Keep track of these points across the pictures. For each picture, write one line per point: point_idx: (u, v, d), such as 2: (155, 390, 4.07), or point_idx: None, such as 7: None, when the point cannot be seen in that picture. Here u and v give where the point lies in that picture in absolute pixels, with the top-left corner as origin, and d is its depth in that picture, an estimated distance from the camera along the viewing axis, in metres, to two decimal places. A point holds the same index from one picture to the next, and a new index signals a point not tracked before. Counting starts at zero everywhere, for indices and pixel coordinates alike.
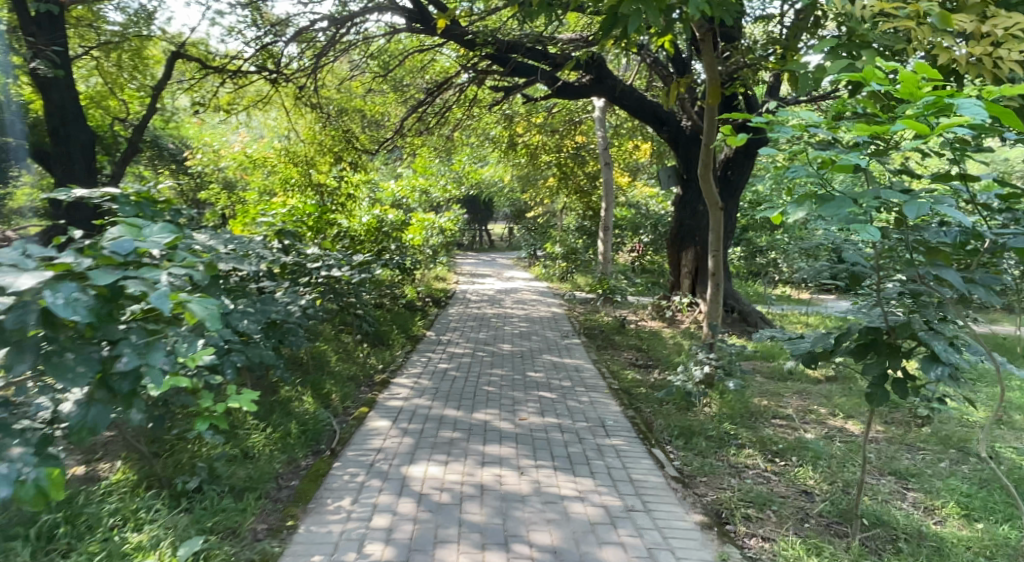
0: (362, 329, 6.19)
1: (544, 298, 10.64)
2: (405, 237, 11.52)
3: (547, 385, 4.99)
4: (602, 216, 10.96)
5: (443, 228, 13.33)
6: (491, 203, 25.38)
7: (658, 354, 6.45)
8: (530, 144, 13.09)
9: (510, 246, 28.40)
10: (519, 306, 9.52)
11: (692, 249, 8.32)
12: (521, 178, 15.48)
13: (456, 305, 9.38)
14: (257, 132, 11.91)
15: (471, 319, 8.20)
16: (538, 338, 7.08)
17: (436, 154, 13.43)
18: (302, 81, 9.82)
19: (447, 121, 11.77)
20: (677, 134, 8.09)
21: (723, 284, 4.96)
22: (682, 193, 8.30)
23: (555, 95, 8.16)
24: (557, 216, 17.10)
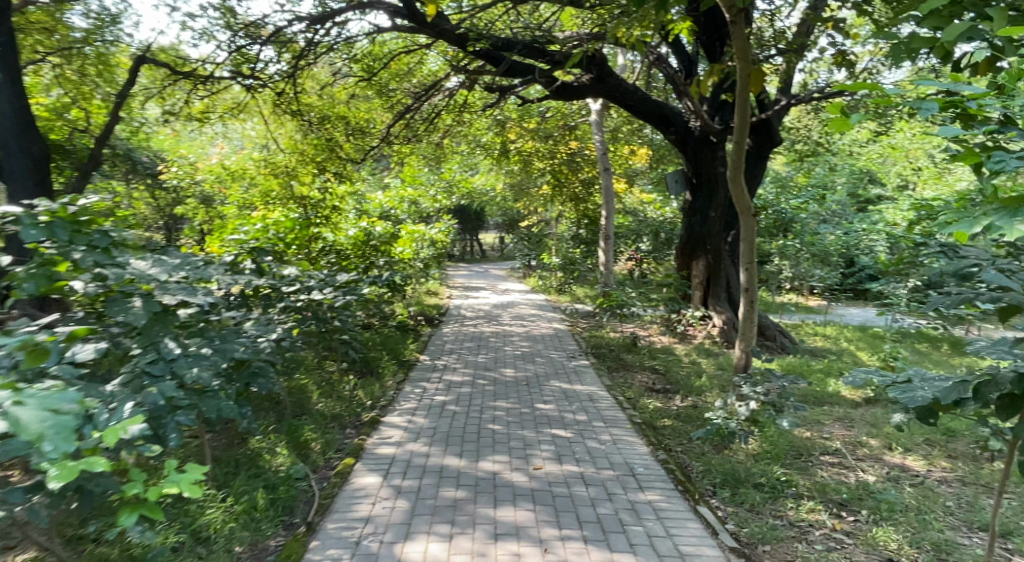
0: (349, 357, 5.56)
1: (544, 313, 10.01)
2: (394, 250, 10.90)
3: (560, 421, 4.37)
4: (602, 224, 10.36)
5: (434, 240, 12.72)
6: (482, 213, 24.79)
7: (676, 376, 5.86)
8: (523, 151, 12.54)
9: (502, 256, 27.82)
10: (518, 323, 8.91)
11: (703, 260, 7.76)
12: (514, 187, 14.88)
13: (451, 323, 8.73)
14: (236, 143, 11.27)
15: (468, 339, 7.54)
16: (542, 359, 6.46)
17: (426, 163, 12.82)
18: (280, 86, 9.20)
19: (436, 128, 11.19)
20: (685, 136, 7.53)
21: (757, 300, 4.37)
22: (691, 199, 7.74)
23: (553, 97, 7.56)
24: (552, 225, 16.54)
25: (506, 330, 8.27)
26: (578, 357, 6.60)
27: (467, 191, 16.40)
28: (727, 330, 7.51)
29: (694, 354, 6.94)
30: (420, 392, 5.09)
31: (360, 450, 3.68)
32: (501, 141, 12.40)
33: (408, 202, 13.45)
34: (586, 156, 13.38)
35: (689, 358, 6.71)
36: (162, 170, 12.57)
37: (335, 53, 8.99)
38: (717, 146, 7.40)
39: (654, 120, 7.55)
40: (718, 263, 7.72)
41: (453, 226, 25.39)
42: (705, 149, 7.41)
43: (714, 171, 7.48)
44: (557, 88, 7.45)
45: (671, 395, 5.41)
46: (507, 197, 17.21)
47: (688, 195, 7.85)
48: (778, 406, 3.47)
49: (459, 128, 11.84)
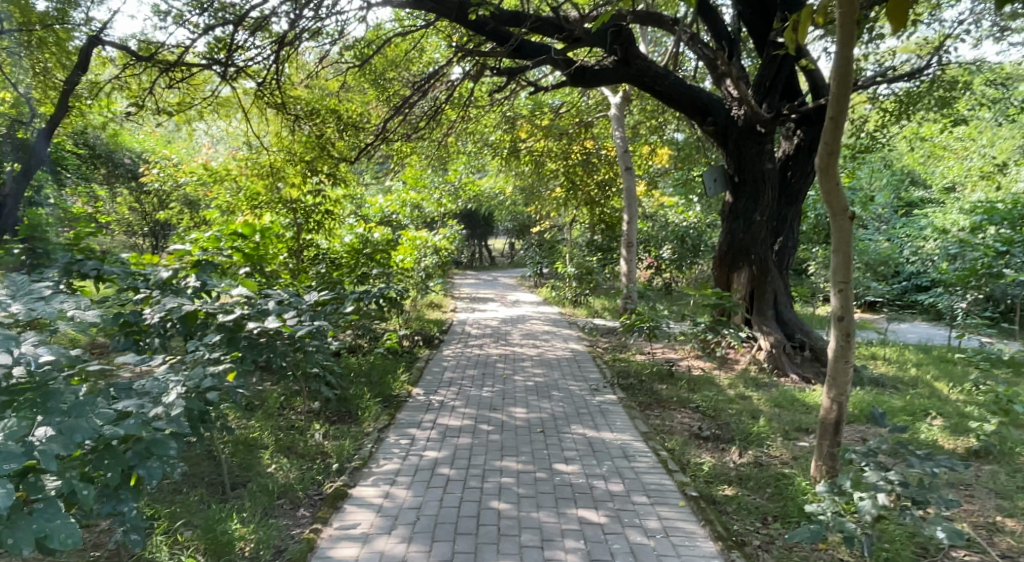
0: (322, 396, 4.50)
1: (557, 329, 8.90)
2: (394, 259, 9.91)
3: (589, 495, 3.26)
4: (623, 230, 9.23)
5: (437, 247, 11.78)
6: (491, 217, 23.82)
7: (726, 419, 4.76)
8: (533, 151, 11.61)
9: (513, 263, 26.85)
10: (529, 342, 7.81)
11: (746, 271, 6.62)
12: (524, 189, 13.85)
13: (453, 343, 7.64)
14: (220, 142, 10.28)
15: (470, 365, 6.43)
16: (560, 393, 5.36)
17: (429, 163, 11.77)
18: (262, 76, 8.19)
19: (439, 125, 10.17)
20: (726, 126, 6.41)
21: (853, 332, 3.28)
22: (732, 200, 6.61)
23: (570, 82, 6.48)
24: (565, 231, 15.48)
25: (515, 351, 7.18)
26: (602, 390, 5.50)
27: (473, 195, 15.39)
28: (777, 355, 6.36)
29: (739, 386, 5.84)
30: (407, 444, 4.01)
31: (309, 551, 2.60)
32: (511, 140, 11.35)
33: (410, 205, 12.86)
34: (603, 157, 12.29)
35: (735, 393, 5.62)
36: (143, 171, 11.64)
37: (325, 38, 7.96)
38: (765, 137, 6.30)
39: (689, 108, 6.46)
40: (764, 275, 6.61)
41: (460, 231, 24.44)
42: (750, 141, 6.30)
43: (760, 168, 6.37)
44: (574, 71, 6.35)
45: (722, 446, 4.30)
46: (517, 200, 16.15)
47: (727, 196, 6.73)
48: (920, 502, 2.36)
49: (465, 126, 10.82)
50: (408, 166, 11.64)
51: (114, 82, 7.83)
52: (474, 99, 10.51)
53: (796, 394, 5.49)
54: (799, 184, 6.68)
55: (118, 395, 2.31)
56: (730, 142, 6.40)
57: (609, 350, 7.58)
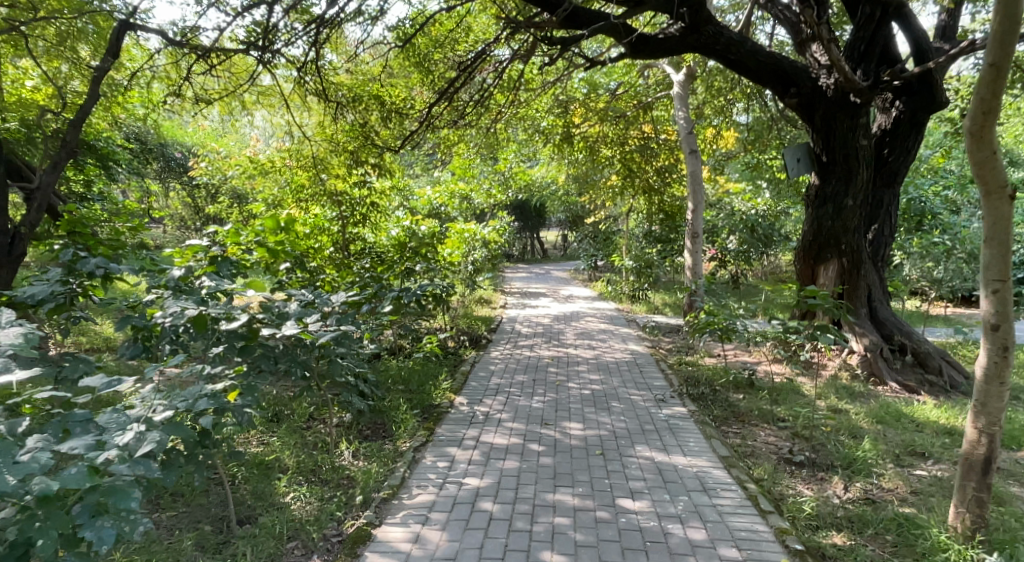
0: (353, 409, 4.02)
1: (614, 327, 8.23)
2: (441, 253, 9.48)
3: (664, 545, 2.64)
4: (686, 220, 8.45)
5: (486, 240, 11.28)
6: (543, 209, 23.21)
7: (820, 441, 4.03)
8: (588, 136, 11.00)
9: (566, 256, 26.19)
10: (585, 342, 7.19)
11: (834, 264, 5.79)
12: (578, 178, 13.17)
13: (502, 344, 7.09)
14: (264, 133, 10.02)
15: (520, 368, 5.86)
16: (621, 404, 4.72)
17: (478, 152, 11.25)
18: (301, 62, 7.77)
19: (488, 110, 9.66)
20: (813, 97, 5.59)
21: (1011, 344, 2.56)
22: (818, 183, 5.80)
23: (629, 54, 5.74)
24: (621, 221, 14.73)
25: (569, 353, 6.56)
26: (669, 400, 4.84)
27: (525, 185, 14.82)
28: (873, 361, 5.53)
29: (828, 397, 5.08)
30: (446, 468, 3.46)
31: None
32: (564, 125, 10.69)
33: (458, 197, 12.39)
34: (662, 142, 11.44)
35: (825, 405, 4.87)
36: (193, 166, 11.57)
37: (366, 19, 7.52)
38: (860, 109, 5.46)
39: (768, 79, 5.68)
40: (855, 268, 5.79)
41: (512, 224, 23.93)
42: (842, 113, 5.47)
43: (853, 144, 5.55)
44: (635, 40, 5.61)
45: (819, 475, 3.60)
46: (570, 190, 15.48)
47: (812, 178, 5.93)
48: None
49: (515, 112, 10.23)
50: (455, 155, 11.11)
51: (153, 72, 7.60)
52: (525, 83, 9.91)
53: (900, 407, 4.69)
54: (897, 163, 5.80)
55: (73, 428, 1.86)
56: (817, 115, 5.58)
57: (674, 352, 6.86)
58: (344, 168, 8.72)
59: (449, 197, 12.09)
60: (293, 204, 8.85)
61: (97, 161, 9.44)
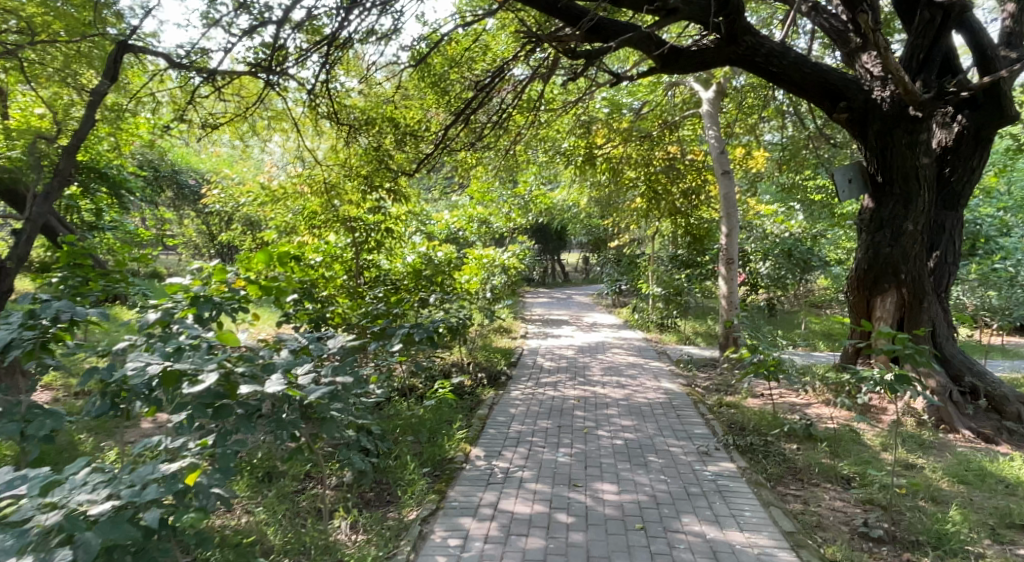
0: (353, 469, 3.51)
1: (643, 360, 7.67)
2: (459, 280, 9.03)
3: None
4: (720, 244, 7.90)
5: (506, 266, 10.81)
6: (563, 232, 22.76)
7: (898, 508, 3.43)
8: (611, 158, 10.55)
9: (588, 280, 25.64)
10: (613, 378, 6.64)
11: (893, 295, 5.21)
12: (600, 200, 12.69)
13: (523, 381, 6.57)
14: (277, 158, 9.75)
15: (544, 411, 5.33)
16: (659, 460, 4.16)
17: (497, 175, 10.84)
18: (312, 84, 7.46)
19: (508, 131, 9.28)
20: (866, 112, 5.07)
21: None
22: (872, 207, 5.25)
23: (660, 69, 5.27)
24: (645, 244, 14.20)
25: (597, 393, 6.02)
26: (713, 454, 4.28)
27: (545, 208, 14.40)
28: (944, 412, 4.88)
29: (894, 448, 4.48)
30: (458, 548, 2.94)
31: None
32: (586, 146, 10.28)
33: (477, 221, 11.98)
34: (689, 162, 10.92)
35: (892, 459, 4.27)
36: (206, 193, 11.32)
37: (379, 38, 7.17)
38: (920, 124, 4.91)
39: (815, 92, 5.16)
40: (917, 300, 5.21)
41: (532, 247, 23.51)
42: (900, 129, 4.92)
43: (913, 163, 4.98)
44: (666, 53, 5.17)
45: (905, 556, 3.00)
46: (592, 213, 14.99)
47: (866, 199, 5.39)
48: None
49: (534, 133, 9.82)
50: (473, 177, 10.70)
51: (159, 96, 7.32)
52: (545, 103, 9.51)
53: (982, 462, 4.08)
54: (962, 184, 5.21)
55: None
56: (871, 132, 5.05)
57: (712, 391, 6.29)
58: (358, 194, 8.35)
59: (467, 221, 11.71)
60: (305, 230, 8.54)
61: (108, 189, 9.21)
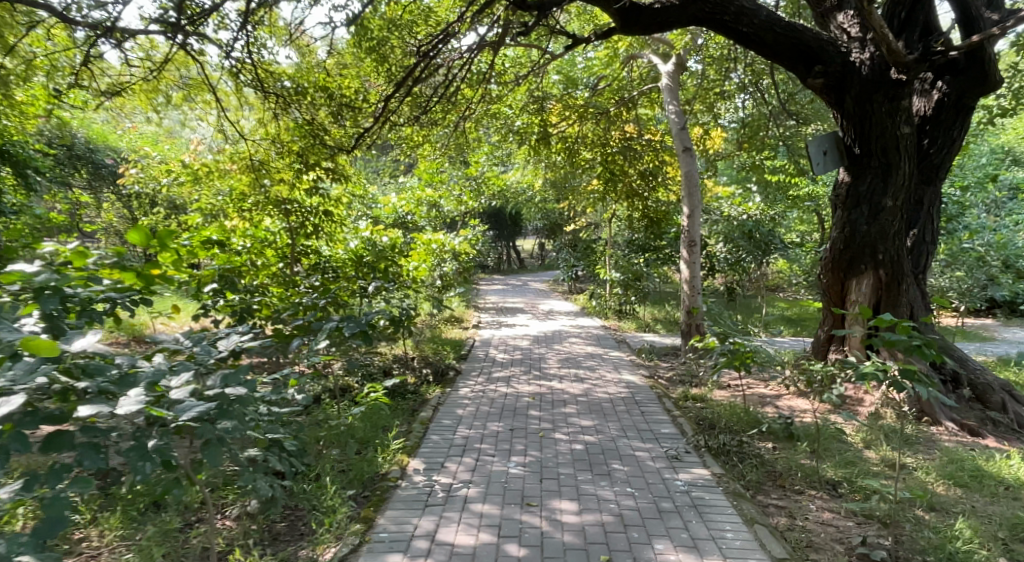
0: (258, 498, 2.87)
1: (602, 350, 7.18)
2: (406, 267, 8.37)
3: None
4: (681, 226, 7.43)
5: (457, 252, 10.16)
6: (518, 216, 22.19)
7: (897, 519, 3.00)
8: (565, 136, 10.08)
9: (545, 266, 25.21)
10: (570, 372, 6.12)
11: (870, 277, 4.85)
12: (555, 182, 12.15)
13: (473, 376, 5.97)
14: (201, 132, 8.86)
15: (495, 411, 4.76)
16: (623, 467, 3.65)
17: (446, 154, 10.18)
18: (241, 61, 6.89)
19: (456, 106, 8.62)
20: (844, 76, 4.62)
21: None
22: (849, 181, 4.84)
23: (619, 29, 4.74)
24: (603, 228, 13.76)
25: (553, 388, 5.48)
26: (683, 458, 3.79)
27: (499, 192, 13.78)
28: (925, 408, 4.54)
29: (878, 445, 4.08)
30: None
31: None
32: (539, 123, 9.72)
33: (426, 204, 11.30)
34: (647, 141, 10.42)
35: (876, 458, 3.88)
36: (124, 173, 10.29)
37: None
38: (901, 89, 4.50)
39: (789, 55, 4.68)
40: (895, 282, 4.83)
41: (486, 233, 22.87)
42: (880, 95, 4.50)
43: (893, 132, 4.58)
44: (626, 9, 4.62)
45: None
46: (548, 196, 14.43)
47: (840, 173, 4.97)
48: None
49: (484, 108, 9.20)
50: (417, 153, 10.01)
51: (52, 58, 6.39)
52: (496, 76, 8.90)
53: (973, 461, 3.72)
54: (941, 156, 4.86)
55: None
56: (849, 99, 4.61)
57: (676, 383, 5.82)
58: (291, 172, 7.60)
59: (415, 205, 11.05)
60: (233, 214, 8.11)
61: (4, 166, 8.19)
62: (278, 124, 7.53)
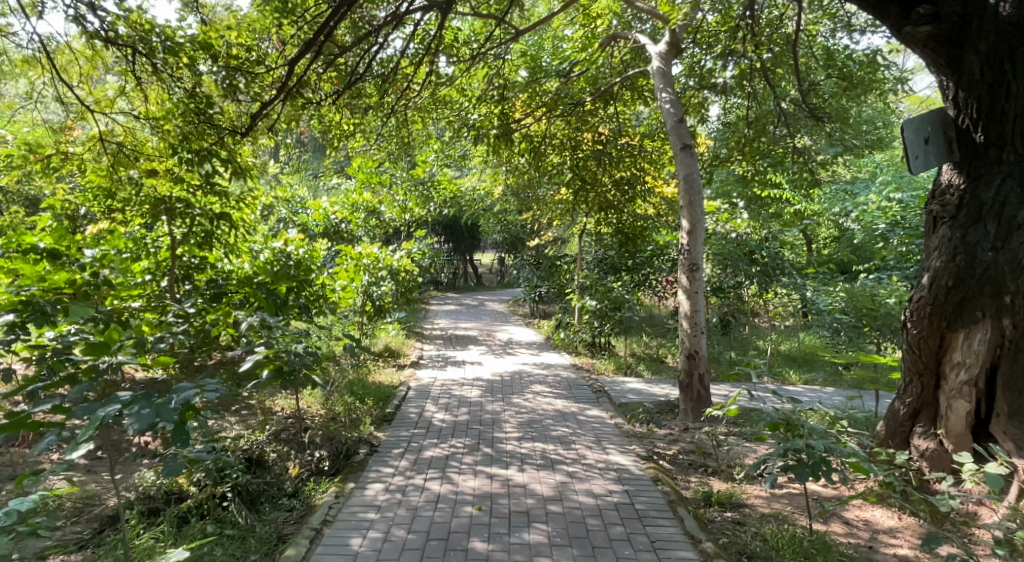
0: None
1: (576, 408, 5.38)
2: (324, 288, 6.53)
3: None
4: (679, 244, 5.69)
5: (395, 269, 8.27)
6: (477, 230, 20.50)
7: None
8: (531, 135, 8.77)
9: (504, 284, 23.56)
10: (534, 447, 4.30)
11: (990, 330, 3.23)
12: (516, 189, 10.42)
13: (393, 456, 4.09)
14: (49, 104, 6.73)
15: (414, 543, 2.89)
16: None
17: (385, 148, 8.33)
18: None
19: (392, 86, 6.78)
20: (965, 21, 3.11)
21: None
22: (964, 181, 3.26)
23: None
24: (570, 245, 12.11)
25: (510, 483, 3.64)
26: None
27: (453, 199, 11.95)
28: None
29: None
30: None
31: None
32: (498, 113, 7.98)
33: (363, 210, 9.47)
34: (625, 143, 8.81)
35: None
36: None
37: None
38: None
39: None
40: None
41: (441, 246, 21.06)
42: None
43: None
44: None
45: None
46: (508, 206, 12.64)
47: (944, 172, 3.39)
48: None
49: (431, 91, 7.40)
50: (349, 144, 8.12)
51: None
52: (446, 51, 7.13)
53: None
54: None
55: None
56: (976, 56, 3.09)
57: (687, 470, 4.05)
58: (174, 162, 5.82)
59: (349, 211, 9.24)
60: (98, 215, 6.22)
61: None
62: (155, 98, 5.70)
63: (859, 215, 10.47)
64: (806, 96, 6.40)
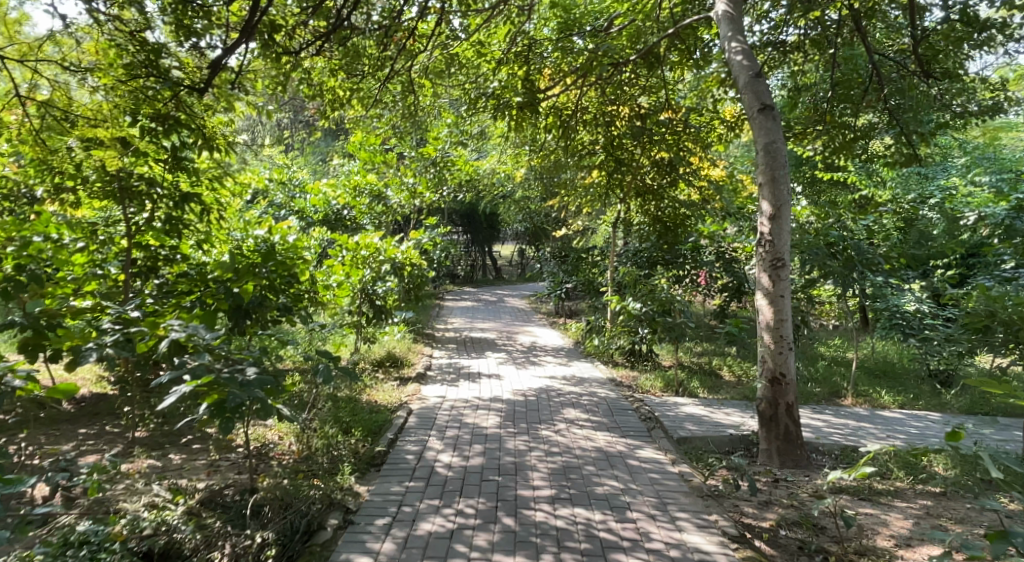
0: None
1: (624, 446, 4.13)
2: (312, 285, 5.34)
3: None
4: (758, 232, 4.38)
5: (401, 263, 7.08)
6: (496, 219, 19.33)
7: None
8: (559, 107, 7.53)
9: (525, 277, 22.36)
10: (574, 516, 3.05)
11: None
12: (541, 171, 9.14)
13: (373, 534, 2.87)
14: None
15: None
16: None
17: (390, 120, 7.12)
18: None
19: (393, 39, 5.56)
20: None
21: None
22: None
23: None
24: (601, 236, 10.83)
25: None
26: None
27: (469, 184, 10.70)
28: None
29: None
30: None
31: None
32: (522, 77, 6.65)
33: (366, 195, 8.29)
34: (666, 119, 7.37)
35: None
36: None
37: None
38: None
39: None
40: None
41: (459, 237, 19.93)
42: None
43: None
44: None
45: None
46: (531, 191, 11.35)
47: None
48: None
49: (441, 49, 6.18)
50: (345, 113, 6.91)
51: None
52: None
53: None
54: None
55: None
56: None
57: (801, 560, 2.77)
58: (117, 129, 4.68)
59: (351, 195, 8.07)
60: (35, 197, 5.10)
61: None
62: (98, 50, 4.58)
63: (939, 202, 9.02)
64: (915, 45, 5.04)
